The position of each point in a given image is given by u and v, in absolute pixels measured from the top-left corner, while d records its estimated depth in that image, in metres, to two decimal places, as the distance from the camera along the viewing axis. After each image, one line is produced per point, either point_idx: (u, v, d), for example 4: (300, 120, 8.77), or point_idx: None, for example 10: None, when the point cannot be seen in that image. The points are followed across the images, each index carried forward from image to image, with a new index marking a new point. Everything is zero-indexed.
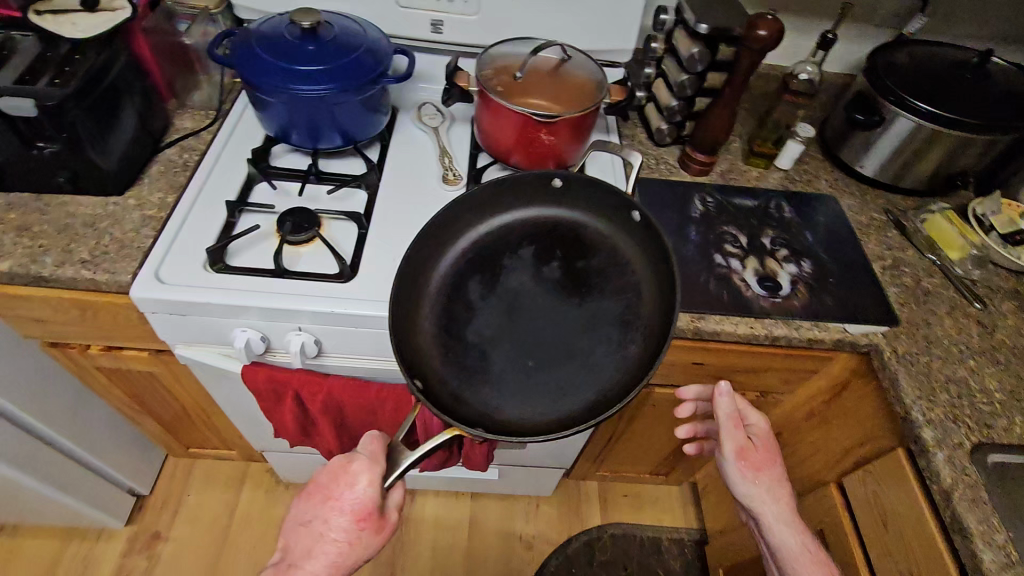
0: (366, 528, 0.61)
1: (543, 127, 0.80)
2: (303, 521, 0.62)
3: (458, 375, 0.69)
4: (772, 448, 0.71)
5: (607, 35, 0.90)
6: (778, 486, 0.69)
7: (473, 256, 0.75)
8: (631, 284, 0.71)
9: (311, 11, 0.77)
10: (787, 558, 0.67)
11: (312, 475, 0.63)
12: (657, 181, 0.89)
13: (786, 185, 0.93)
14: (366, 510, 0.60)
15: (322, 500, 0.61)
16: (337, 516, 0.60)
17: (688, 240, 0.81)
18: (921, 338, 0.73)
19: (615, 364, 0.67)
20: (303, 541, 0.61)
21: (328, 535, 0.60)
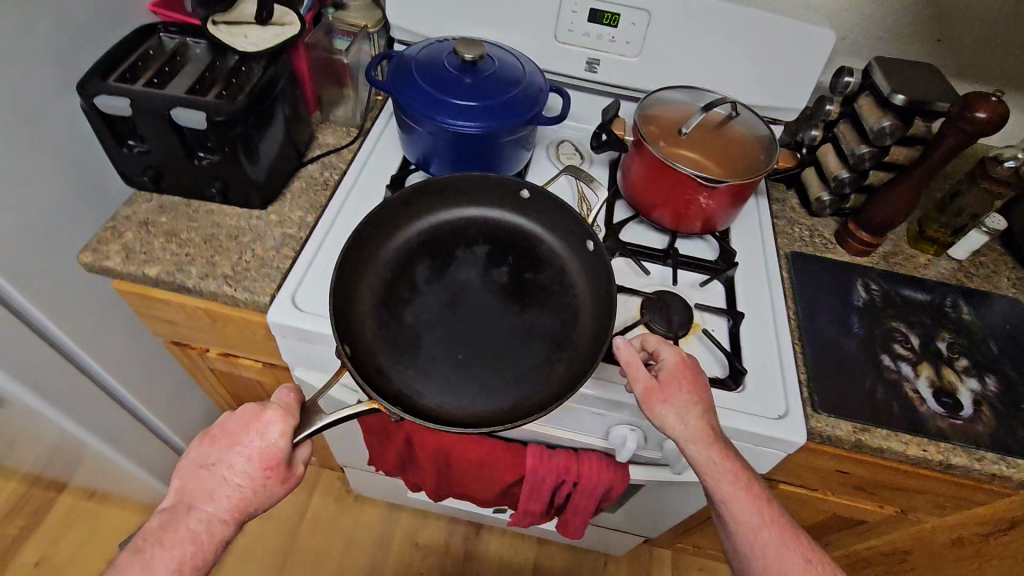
0: (268, 480, 0.56)
1: (704, 189, 0.74)
2: (201, 464, 0.56)
3: (388, 351, 0.68)
4: (690, 373, 0.62)
5: (777, 91, 0.82)
6: (693, 412, 0.59)
7: (426, 241, 0.77)
8: (570, 304, 0.74)
9: (477, 43, 0.73)
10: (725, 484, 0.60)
11: (219, 416, 0.57)
12: (812, 258, 0.81)
13: (960, 278, 0.82)
14: (272, 461, 0.56)
15: (223, 442, 0.56)
16: (241, 461, 0.55)
17: (851, 332, 0.73)
18: None
19: (542, 372, 0.68)
20: (202, 484, 0.55)
21: (229, 481, 0.55)
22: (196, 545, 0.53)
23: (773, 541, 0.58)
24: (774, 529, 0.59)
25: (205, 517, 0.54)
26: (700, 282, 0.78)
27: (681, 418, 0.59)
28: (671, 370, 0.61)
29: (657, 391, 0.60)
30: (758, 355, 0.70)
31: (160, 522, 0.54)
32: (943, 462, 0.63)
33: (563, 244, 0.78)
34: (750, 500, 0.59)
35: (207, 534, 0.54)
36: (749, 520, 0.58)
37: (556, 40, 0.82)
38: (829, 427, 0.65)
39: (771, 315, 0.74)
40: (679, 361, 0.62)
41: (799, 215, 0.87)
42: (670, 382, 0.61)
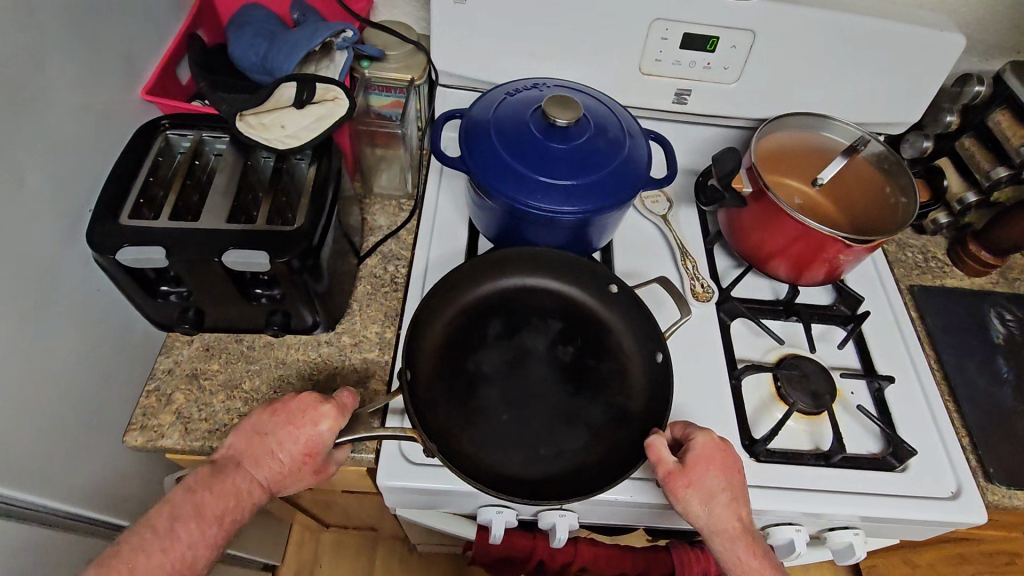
0: (312, 469, 0.50)
1: (834, 245, 0.63)
2: (254, 431, 0.50)
3: (442, 392, 0.57)
4: (722, 452, 0.53)
5: (889, 107, 0.72)
6: (721, 499, 0.51)
7: (501, 303, 0.64)
8: (622, 401, 0.59)
9: (571, 104, 0.61)
10: None
11: (283, 395, 0.50)
12: (938, 293, 0.74)
13: None
14: (320, 451, 0.50)
15: (277, 417, 0.50)
16: (291, 443, 0.49)
17: (1002, 379, 0.68)
18: None
19: (571, 461, 0.55)
20: (252, 451, 0.49)
21: (277, 457, 0.49)
22: (237, 504, 0.47)
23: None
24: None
25: (249, 478, 0.48)
26: (833, 340, 0.70)
27: (705, 508, 0.50)
28: (698, 455, 0.52)
29: (681, 477, 0.51)
30: (911, 424, 0.64)
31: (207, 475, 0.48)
32: None
33: (633, 345, 0.62)
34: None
35: (250, 495, 0.48)
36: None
37: (641, 72, 0.70)
38: (1008, 499, 0.61)
39: (915, 374, 0.67)
40: (711, 442, 0.53)
41: (905, 234, 0.80)
42: (696, 468, 0.51)
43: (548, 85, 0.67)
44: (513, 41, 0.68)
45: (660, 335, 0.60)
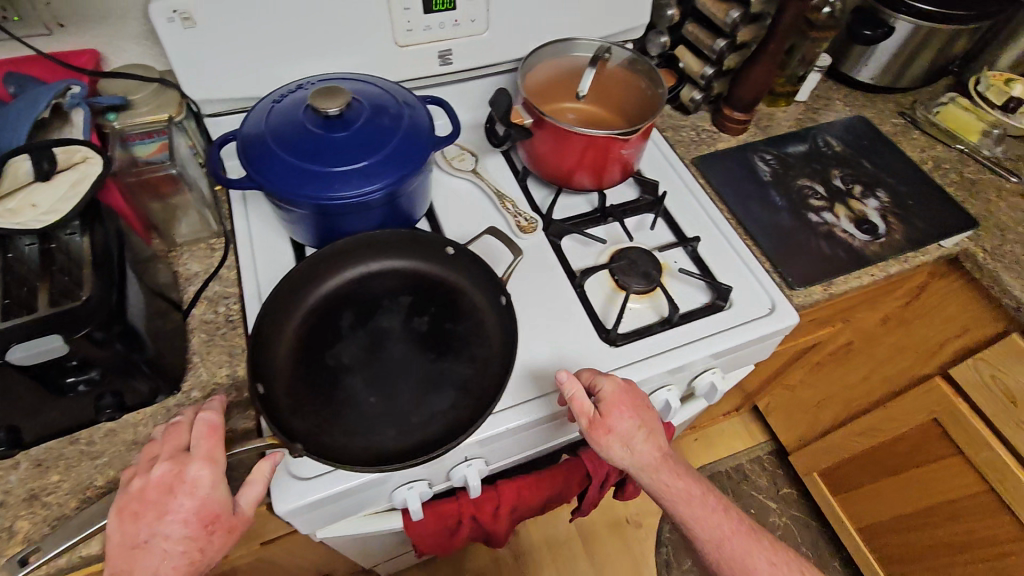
0: (224, 529, 0.48)
1: (613, 143, 0.71)
2: (130, 546, 0.45)
3: (308, 396, 0.57)
4: (631, 395, 0.61)
5: (622, 17, 0.81)
6: (639, 437, 0.60)
7: (349, 296, 0.64)
8: (487, 347, 0.61)
9: (337, 92, 0.62)
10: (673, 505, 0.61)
11: (135, 489, 0.47)
12: (715, 158, 0.86)
13: (810, 115, 0.95)
14: (214, 510, 0.48)
15: (153, 514, 0.46)
16: (177, 527, 0.46)
17: (778, 207, 0.81)
18: (993, 230, 0.81)
19: (446, 418, 0.57)
20: (139, 564, 0.45)
21: (175, 549, 0.46)
22: None
23: (738, 548, 0.60)
24: (739, 537, 0.61)
25: None
26: (647, 226, 0.79)
27: (627, 449, 0.60)
28: (612, 404, 0.60)
29: (601, 428, 0.59)
30: (726, 269, 0.75)
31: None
32: (890, 274, 0.76)
33: (482, 298, 0.64)
34: (708, 510, 0.61)
35: None
36: (710, 533, 0.60)
37: (399, 45, 0.73)
38: (810, 297, 0.73)
39: (717, 229, 0.78)
40: (620, 391, 0.60)
41: (676, 119, 0.92)
42: (614, 419, 0.59)
43: (312, 83, 0.67)
44: (265, 51, 0.68)
45: (500, 280, 0.63)
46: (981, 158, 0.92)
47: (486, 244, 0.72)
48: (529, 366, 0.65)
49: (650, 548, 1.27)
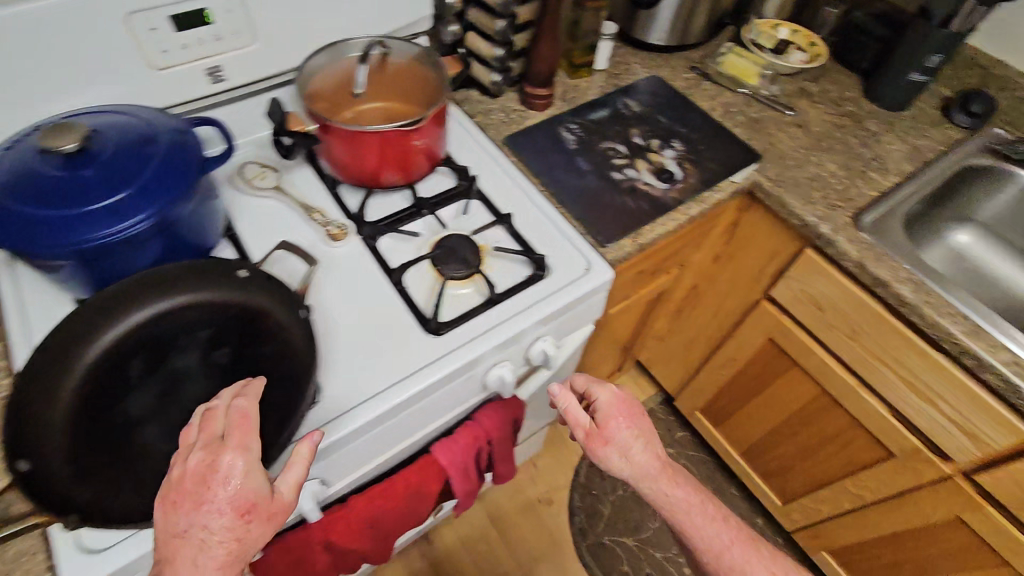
0: (266, 519, 0.46)
1: (405, 134, 0.71)
2: (171, 535, 0.43)
3: (89, 466, 0.51)
4: (628, 404, 0.68)
5: (393, 12, 0.83)
6: (637, 445, 0.66)
7: (129, 345, 0.55)
8: (295, 364, 0.59)
9: (71, 128, 0.57)
10: (676, 518, 0.63)
11: (173, 475, 0.45)
12: (524, 133, 0.89)
13: (610, 81, 1.00)
14: (250, 496, 0.45)
15: (190, 509, 0.43)
16: (215, 518, 0.43)
17: (584, 171, 0.84)
18: (776, 160, 0.90)
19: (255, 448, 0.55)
20: (181, 554, 0.43)
21: (211, 539, 0.43)
22: None
23: (739, 558, 0.61)
24: (737, 546, 0.62)
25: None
26: (464, 211, 0.78)
27: (624, 457, 0.65)
28: (607, 415, 0.68)
29: (597, 437, 0.66)
30: (542, 239, 0.76)
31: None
32: (690, 215, 0.81)
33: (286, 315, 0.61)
34: (707, 520, 0.63)
35: None
36: (709, 543, 0.62)
37: (156, 69, 0.68)
38: (621, 251, 0.76)
39: (531, 202, 0.80)
40: (612, 400, 0.69)
41: (485, 103, 0.93)
42: (609, 426, 0.67)
43: (51, 123, 0.61)
44: None
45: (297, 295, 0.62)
46: (759, 99, 1.00)
47: (293, 263, 0.70)
48: (349, 375, 0.62)
49: (565, 522, 1.30)
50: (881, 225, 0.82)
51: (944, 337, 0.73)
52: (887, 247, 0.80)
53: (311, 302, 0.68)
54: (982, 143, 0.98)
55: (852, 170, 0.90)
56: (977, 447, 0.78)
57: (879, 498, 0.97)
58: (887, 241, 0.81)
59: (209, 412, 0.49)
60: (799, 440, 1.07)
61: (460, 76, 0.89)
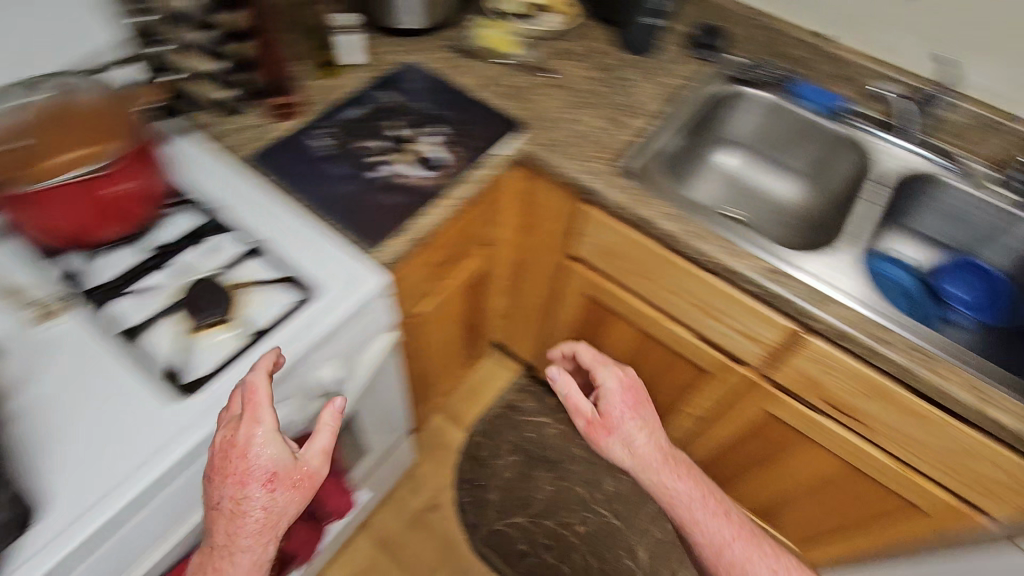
0: (290, 487, 0.54)
1: (103, 181, 0.64)
2: (213, 506, 0.53)
3: None
4: (631, 393, 0.89)
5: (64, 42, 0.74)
6: (638, 437, 0.84)
7: None
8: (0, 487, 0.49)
9: None
10: (666, 497, 0.82)
11: (207, 457, 0.54)
12: (273, 147, 0.81)
13: (367, 74, 0.95)
14: (274, 465, 0.53)
15: (230, 478, 0.52)
16: (249, 489, 0.52)
17: (343, 176, 0.79)
18: (540, 126, 0.91)
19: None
20: (222, 521, 0.52)
21: (254, 507, 0.52)
22: (256, 556, 0.53)
23: (739, 549, 0.79)
24: (738, 540, 0.80)
25: (253, 534, 0.52)
26: (213, 248, 0.70)
27: (627, 447, 0.83)
28: (612, 406, 0.87)
29: (599, 426, 0.85)
30: (305, 259, 0.70)
31: (217, 570, 0.52)
32: (461, 197, 0.80)
33: None
34: (708, 515, 0.81)
35: (261, 547, 0.53)
36: (712, 539, 0.80)
37: None
38: (393, 251, 0.72)
39: (288, 221, 0.73)
40: (617, 389, 0.89)
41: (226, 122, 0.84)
42: (615, 416, 0.86)
43: None
44: None
45: None
46: (526, 65, 1.02)
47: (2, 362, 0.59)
48: (86, 475, 0.54)
49: (456, 521, 1.30)
50: (639, 171, 0.87)
51: (700, 259, 0.81)
52: (646, 190, 0.85)
53: (13, 407, 0.56)
54: (723, 73, 1.07)
55: (611, 121, 0.95)
56: (757, 349, 0.86)
57: (704, 413, 1.07)
58: (647, 184, 0.86)
59: (232, 393, 0.58)
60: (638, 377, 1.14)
61: (171, 91, 0.80)
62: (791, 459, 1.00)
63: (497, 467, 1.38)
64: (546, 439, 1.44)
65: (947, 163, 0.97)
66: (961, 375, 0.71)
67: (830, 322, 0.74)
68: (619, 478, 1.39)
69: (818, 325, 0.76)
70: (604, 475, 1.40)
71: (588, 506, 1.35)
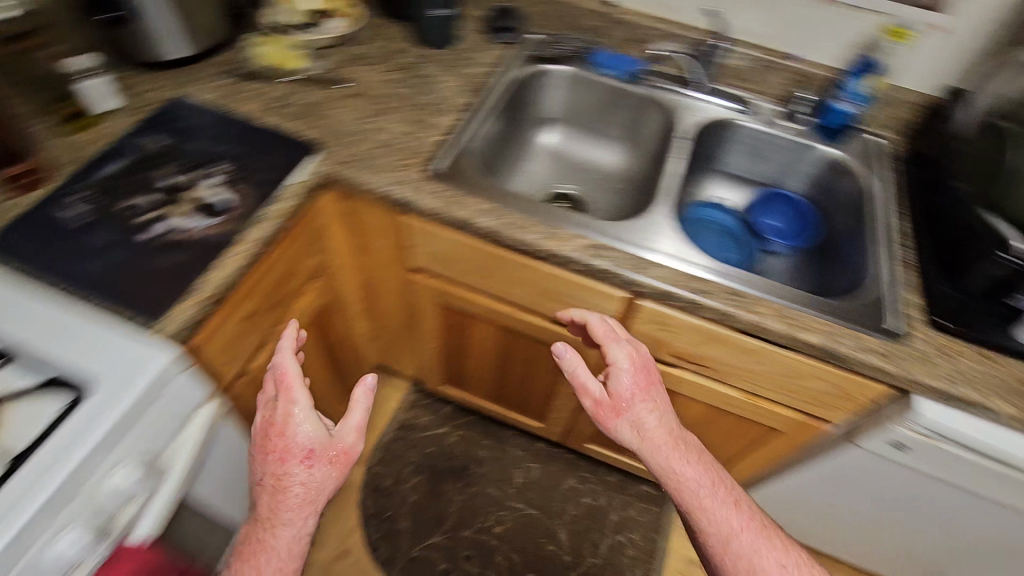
0: (325, 462, 0.65)
1: None
2: (264, 479, 0.66)
3: None
4: (643, 371, 0.77)
5: None
6: (650, 420, 0.74)
7: None
8: None
9: None
10: (674, 483, 0.72)
11: (256, 436, 0.67)
12: (13, 229, 0.69)
13: (129, 120, 0.84)
14: (309, 445, 0.65)
15: (273, 454, 0.65)
16: (292, 465, 0.64)
17: (110, 244, 0.69)
18: (339, 142, 0.85)
19: None
20: (271, 490, 0.65)
21: (297, 481, 0.64)
22: (297, 524, 0.65)
23: (748, 542, 0.70)
24: (746, 531, 0.71)
25: (297, 505, 0.65)
26: None
27: (637, 429, 0.73)
28: (621, 386, 0.75)
29: (605, 407, 0.75)
30: (68, 351, 0.60)
31: (263, 538, 0.65)
32: (258, 239, 0.72)
33: None
34: (718, 504, 0.71)
35: (302, 516, 0.65)
36: (721, 528, 0.70)
37: None
38: (185, 316, 0.64)
39: (42, 312, 0.62)
40: (633, 362, 0.76)
41: None
42: (626, 395, 0.75)
43: None
44: None
45: None
46: (313, 80, 0.94)
47: None
48: None
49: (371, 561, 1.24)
50: (449, 171, 0.84)
51: (524, 248, 0.80)
52: (459, 190, 0.82)
53: None
54: (523, 54, 1.07)
55: (416, 123, 0.91)
56: None
57: None
58: (460, 183, 0.83)
59: (270, 382, 0.70)
60: (514, 369, 1.14)
61: None
62: None
63: (403, 491, 1.33)
64: (447, 449, 1.40)
65: (742, 108, 1.04)
66: (772, 306, 0.77)
67: (652, 284, 0.77)
68: (527, 467, 1.40)
69: (644, 289, 0.78)
70: (512, 468, 1.40)
71: (502, 503, 1.34)
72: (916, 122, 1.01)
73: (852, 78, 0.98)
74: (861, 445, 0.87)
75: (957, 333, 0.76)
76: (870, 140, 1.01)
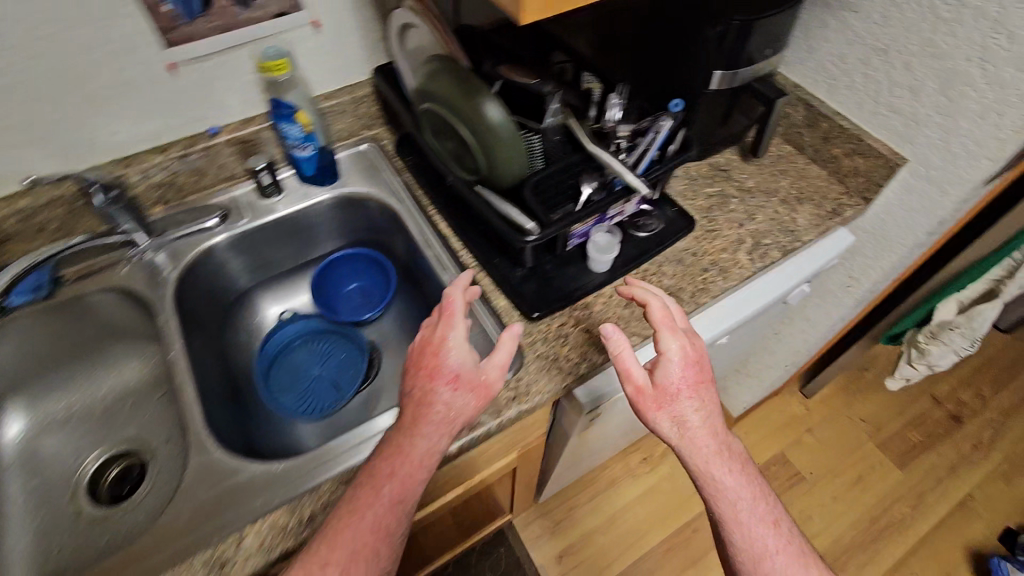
0: (472, 390, 0.55)
1: None
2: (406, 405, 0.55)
3: None
4: (698, 366, 0.60)
5: None
6: (696, 421, 0.58)
7: None
8: None
9: None
10: (711, 496, 0.57)
11: (409, 355, 0.57)
12: None
13: None
14: (465, 366, 0.55)
15: (424, 371, 0.55)
16: (446, 385, 0.54)
17: None
18: None
19: None
20: (414, 409, 0.54)
21: (440, 404, 0.54)
22: (421, 469, 0.53)
23: (782, 569, 0.56)
24: (782, 556, 0.56)
25: (434, 436, 0.53)
26: None
27: (678, 427, 0.57)
28: (673, 378, 0.58)
29: (649, 399, 0.58)
30: None
31: (387, 459, 0.53)
32: None
33: None
34: (756, 521, 0.57)
35: (427, 461, 0.53)
36: (751, 546, 0.56)
37: None
38: None
39: None
40: (684, 352, 0.60)
41: None
42: (672, 387, 0.58)
43: None
44: None
45: None
46: None
47: None
48: None
49: None
50: None
51: None
52: None
53: None
54: None
55: None
56: None
57: None
58: None
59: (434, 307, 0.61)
60: None
61: None
62: (426, 535, 0.91)
63: None
64: None
65: (218, 217, 0.80)
66: None
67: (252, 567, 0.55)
68: None
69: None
70: None
71: None
72: (381, 108, 0.89)
73: (282, 123, 0.76)
74: (576, 433, 0.85)
75: (555, 306, 0.73)
76: (357, 155, 0.89)
